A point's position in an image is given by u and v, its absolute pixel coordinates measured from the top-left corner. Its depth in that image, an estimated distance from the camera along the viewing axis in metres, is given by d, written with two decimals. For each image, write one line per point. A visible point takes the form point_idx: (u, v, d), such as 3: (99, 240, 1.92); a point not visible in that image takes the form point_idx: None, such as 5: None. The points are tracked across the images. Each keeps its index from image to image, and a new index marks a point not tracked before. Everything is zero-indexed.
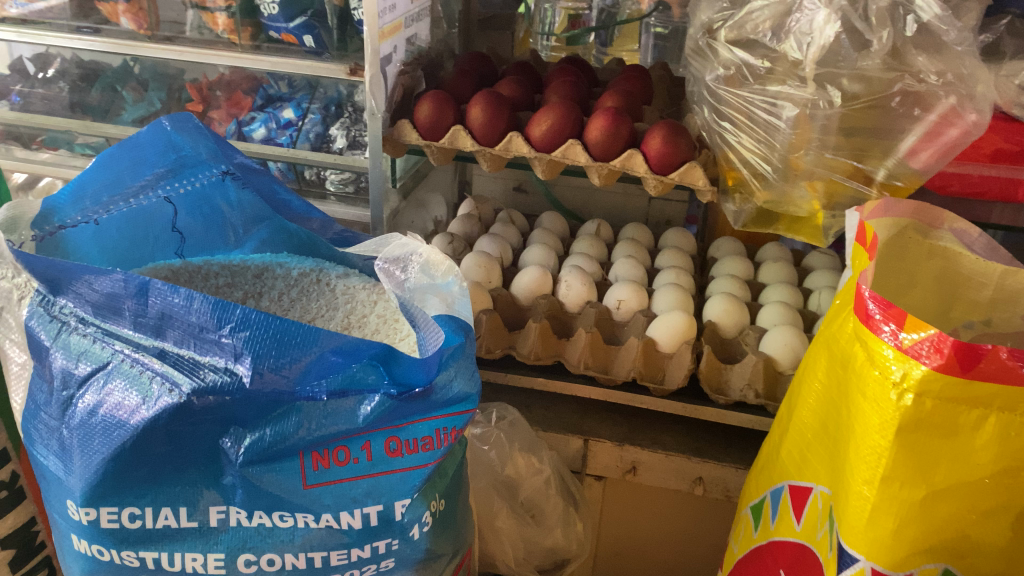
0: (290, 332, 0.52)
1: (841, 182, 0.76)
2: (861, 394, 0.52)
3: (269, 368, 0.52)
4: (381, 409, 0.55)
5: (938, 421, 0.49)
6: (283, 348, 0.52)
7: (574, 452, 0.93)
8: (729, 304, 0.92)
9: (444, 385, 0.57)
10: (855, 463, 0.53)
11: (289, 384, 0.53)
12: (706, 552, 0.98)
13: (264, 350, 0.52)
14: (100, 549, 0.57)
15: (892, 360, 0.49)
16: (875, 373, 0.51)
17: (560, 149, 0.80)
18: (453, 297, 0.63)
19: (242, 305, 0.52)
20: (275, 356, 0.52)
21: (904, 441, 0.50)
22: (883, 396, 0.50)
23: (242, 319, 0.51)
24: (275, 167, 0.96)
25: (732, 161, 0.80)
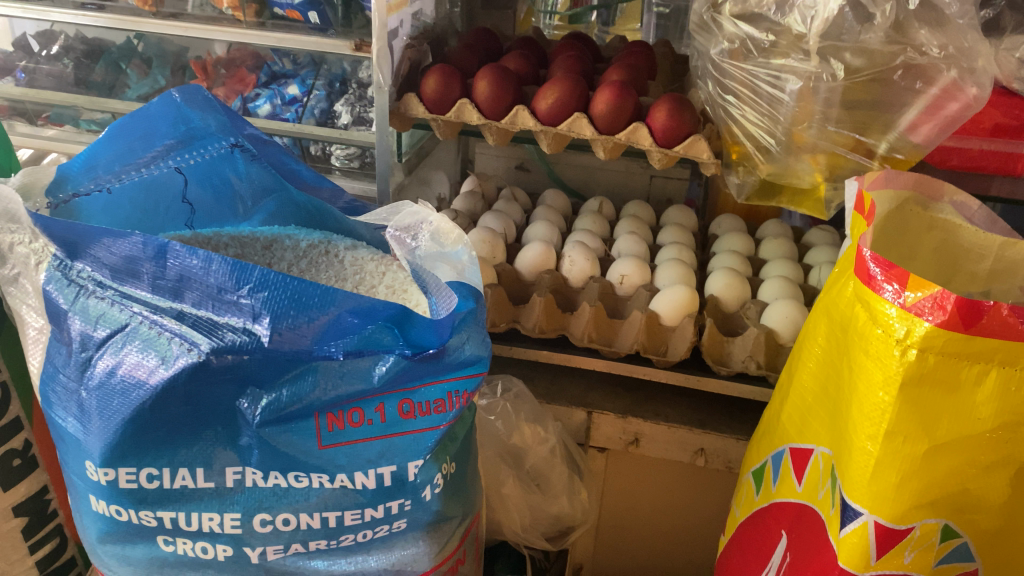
0: (307, 293, 0.53)
1: (844, 156, 0.77)
2: (864, 353, 0.54)
3: (287, 328, 0.53)
4: (397, 369, 0.56)
5: (940, 376, 0.50)
6: (301, 308, 0.53)
7: (577, 424, 0.94)
8: (731, 279, 0.93)
9: (457, 347, 0.58)
10: (858, 420, 0.55)
11: (306, 343, 0.54)
12: (706, 524, 1.00)
13: (283, 310, 0.53)
14: (118, 509, 0.58)
15: (895, 318, 0.51)
16: (878, 332, 0.52)
17: (565, 123, 0.81)
18: (463, 265, 0.64)
19: (260, 267, 0.53)
20: (295, 316, 0.53)
21: (906, 396, 0.51)
22: (886, 352, 0.51)
23: (260, 280, 0.53)
24: (281, 142, 0.97)
25: (735, 135, 0.81)
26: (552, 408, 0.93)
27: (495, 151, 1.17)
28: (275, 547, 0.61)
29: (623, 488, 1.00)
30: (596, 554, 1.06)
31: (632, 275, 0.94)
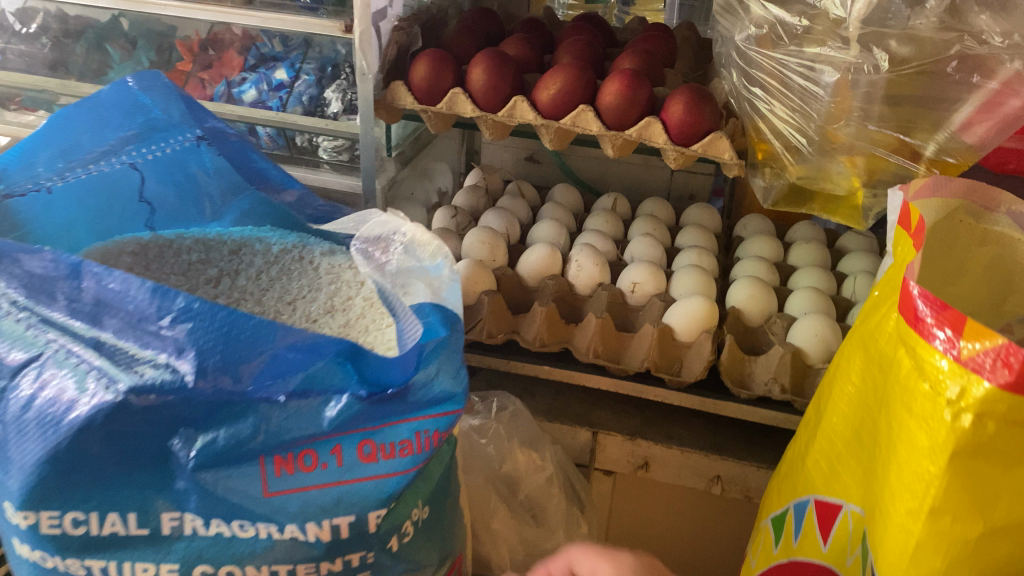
0: (238, 327, 0.46)
1: (884, 157, 0.67)
2: (908, 410, 0.45)
3: (216, 366, 0.45)
4: (350, 413, 0.48)
5: (1001, 447, 0.41)
6: (233, 342, 0.46)
7: (582, 444, 0.86)
8: (755, 289, 0.84)
9: (423, 383, 0.51)
10: (898, 488, 0.46)
11: (240, 385, 0.46)
12: (721, 555, 0.92)
13: (210, 346, 0.45)
14: (42, 555, 0.49)
15: (947, 374, 0.42)
16: (925, 387, 0.43)
17: (569, 116, 0.72)
18: (440, 282, 0.56)
19: (185, 293, 0.45)
20: (225, 350, 0.45)
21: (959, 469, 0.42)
22: (935, 414, 0.42)
23: (184, 309, 0.44)
24: (264, 132, 0.89)
25: (761, 132, 0.72)
26: (553, 427, 0.86)
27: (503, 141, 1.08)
28: None
29: (631, 514, 0.91)
30: None
31: (644, 283, 0.86)
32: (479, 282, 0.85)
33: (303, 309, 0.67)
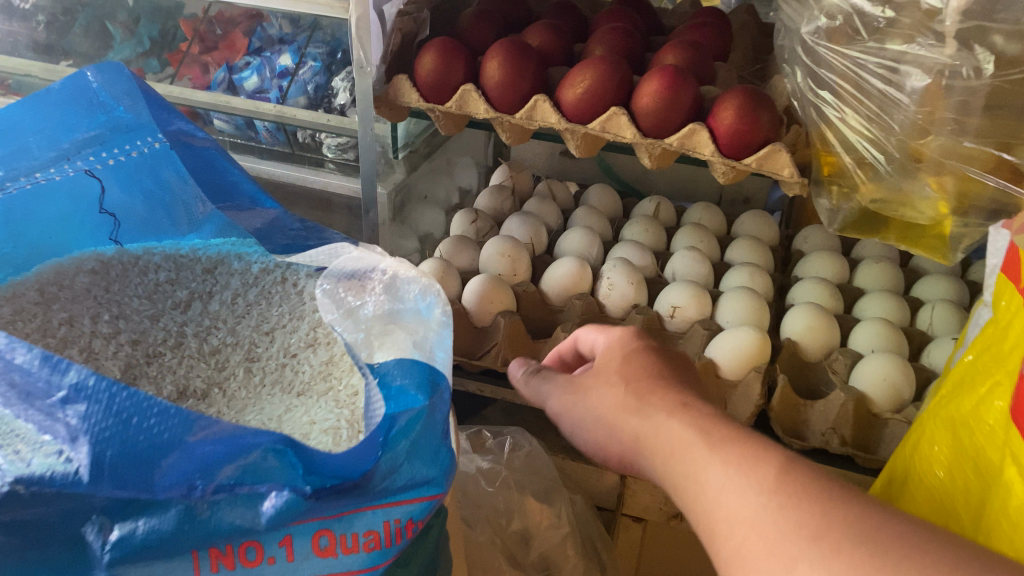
0: (143, 409, 0.35)
1: (979, 179, 0.55)
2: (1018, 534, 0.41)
3: (117, 458, 0.34)
4: (289, 514, 0.37)
5: None
6: (135, 432, 0.34)
7: (608, 487, 0.76)
8: (814, 319, 0.73)
9: (388, 473, 0.40)
10: None
11: (146, 482, 0.35)
12: None
13: (111, 431, 0.34)
14: None
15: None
16: None
17: (598, 120, 0.61)
18: (429, 331, 0.46)
19: (79, 363, 0.35)
20: (129, 438, 0.34)
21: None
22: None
23: (78, 385, 0.34)
24: (263, 125, 0.79)
25: (829, 143, 0.60)
26: (577, 466, 0.76)
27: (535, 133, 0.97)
28: None
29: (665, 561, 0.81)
30: None
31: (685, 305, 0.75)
32: (496, 302, 0.75)
33: (281, 341, 0.59)
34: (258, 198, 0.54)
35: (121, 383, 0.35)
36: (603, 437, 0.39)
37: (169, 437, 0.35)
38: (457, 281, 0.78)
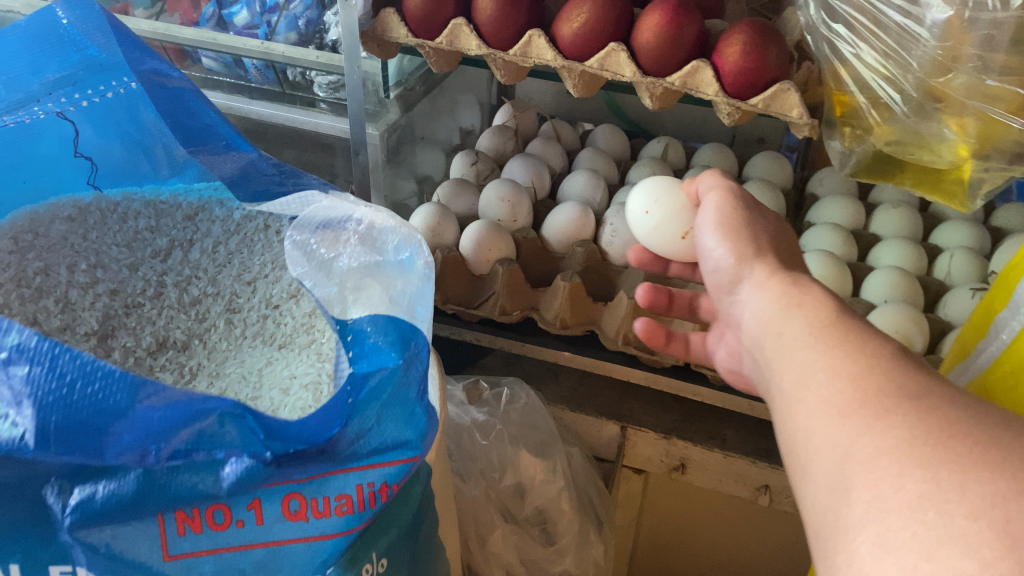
0: (87, 372, 0.32)
1: (1002, 120, 0.51)
2: None
3: (60, 423, 0.32)
4: (248, 480, 0.36)
5: None
6: (78, 399, 0.32)
7: (608, 439, 0.74)
8: (826, 268, 0.70)
9: (358, 436, 0.39)
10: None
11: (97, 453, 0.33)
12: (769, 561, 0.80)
13: (51, 400, 0.32)
14: None
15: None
16: None
17: (596, 58, 0.57)
18: (404, 286, 0.44)
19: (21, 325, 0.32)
20: (71, 410, 0.32)
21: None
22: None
23: (19, 347, 0.32)
24: (251, 63, 0.76)
25: (842, 81, 0.56)
26: (576, 418, 0.74)
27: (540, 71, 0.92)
28: None
29: (665, 512, 0.80)
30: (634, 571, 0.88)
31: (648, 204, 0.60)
32: (494, 250, 0.72)
33: (263, 292, 0.57)
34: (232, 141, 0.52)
35: (65, 346, 0.33)
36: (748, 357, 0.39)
37: (117, 402, 0.33)
38: (455, 227, 0.75)
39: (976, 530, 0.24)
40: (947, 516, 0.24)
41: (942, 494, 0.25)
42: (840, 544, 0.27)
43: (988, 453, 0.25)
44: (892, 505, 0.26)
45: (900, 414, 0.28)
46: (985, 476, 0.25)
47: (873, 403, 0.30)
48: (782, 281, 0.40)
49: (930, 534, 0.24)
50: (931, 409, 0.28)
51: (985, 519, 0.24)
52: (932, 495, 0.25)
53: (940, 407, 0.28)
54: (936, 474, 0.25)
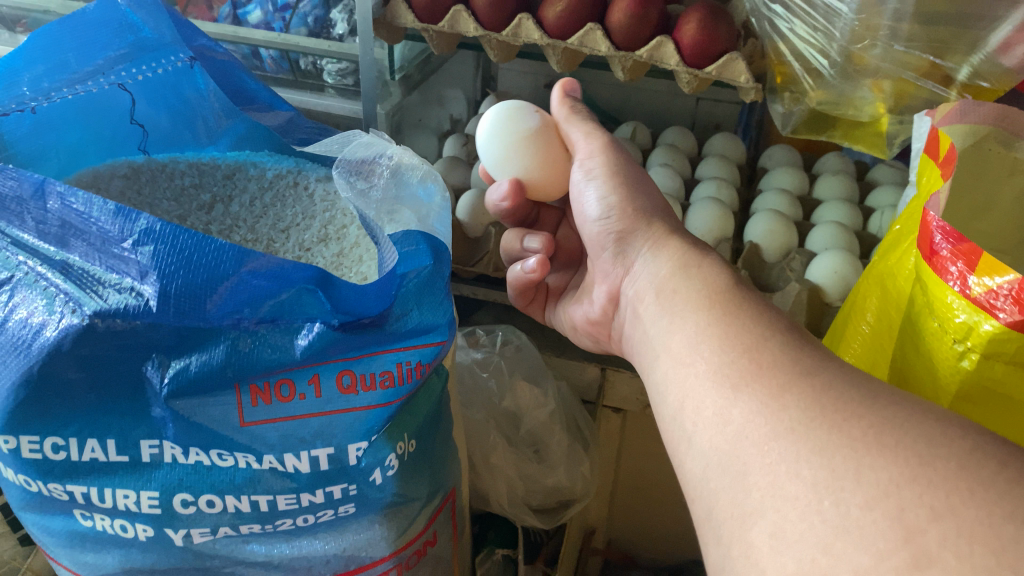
0: (201, 248, 0.43)
1: (913, 82, 0.66)
2: (922, 340, 0.48)
3: (179, 290, 0.43)
4: (323, 343, 0.47)
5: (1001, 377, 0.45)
6: (194, 268, 0.43)
7: (589, 380, 0.84)
8: (774, 223, 0.81)
9: (401, 315, 0.49)
10: (931, 334, 0.47)
11: (205, 314, 0.44)
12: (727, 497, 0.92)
13: (173, 269, 0.43)
14: (32, 443, 0.50)
15: (959, 310, 0.44)
16: (935, 323, 0.47)
17: (576, 37, 0.68)
18: (431, 210, 0.54)
19: (148, 213, 0.43)
20: (189, 277, 0.43)
21: (971, 405, 0.47)
22: (944, 349, 0.46)
23: (146, 230, 0.42)
24: (268, 53, 0.86)
25: (782, 55, 0.68)
26: (562, 363, 0.84)
27: (520, 67, 1.03)
28: (202, 530, 0.53)
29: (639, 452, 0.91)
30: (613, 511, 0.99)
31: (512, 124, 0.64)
32: (487, 214, 0.82)
33: (296, 238, 0.64)
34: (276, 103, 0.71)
35: (183, 228, 0.43)
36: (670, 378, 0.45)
37: (224, 268, 0.43)
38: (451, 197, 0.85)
39: (871, 518, 0.30)
40: (843, 505, 0.31)
41: (838, 484, 0.32)
42: (743, 529, 0.34)
43: (882, 440, 0.33)
44: (791, 493, 0.33)
45: (792, 412, 0.36)
46: (875, 463, 0.32)
47: (771, 402, 0.37)
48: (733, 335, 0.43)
49: (826, 523, 0.31)
50: (835, 407, 0.36)
51: (879, 509, 0.31)
52: (830, 485, 0.32)
53: (839, 405, 0.36)
54: (833, 461, 0.33)
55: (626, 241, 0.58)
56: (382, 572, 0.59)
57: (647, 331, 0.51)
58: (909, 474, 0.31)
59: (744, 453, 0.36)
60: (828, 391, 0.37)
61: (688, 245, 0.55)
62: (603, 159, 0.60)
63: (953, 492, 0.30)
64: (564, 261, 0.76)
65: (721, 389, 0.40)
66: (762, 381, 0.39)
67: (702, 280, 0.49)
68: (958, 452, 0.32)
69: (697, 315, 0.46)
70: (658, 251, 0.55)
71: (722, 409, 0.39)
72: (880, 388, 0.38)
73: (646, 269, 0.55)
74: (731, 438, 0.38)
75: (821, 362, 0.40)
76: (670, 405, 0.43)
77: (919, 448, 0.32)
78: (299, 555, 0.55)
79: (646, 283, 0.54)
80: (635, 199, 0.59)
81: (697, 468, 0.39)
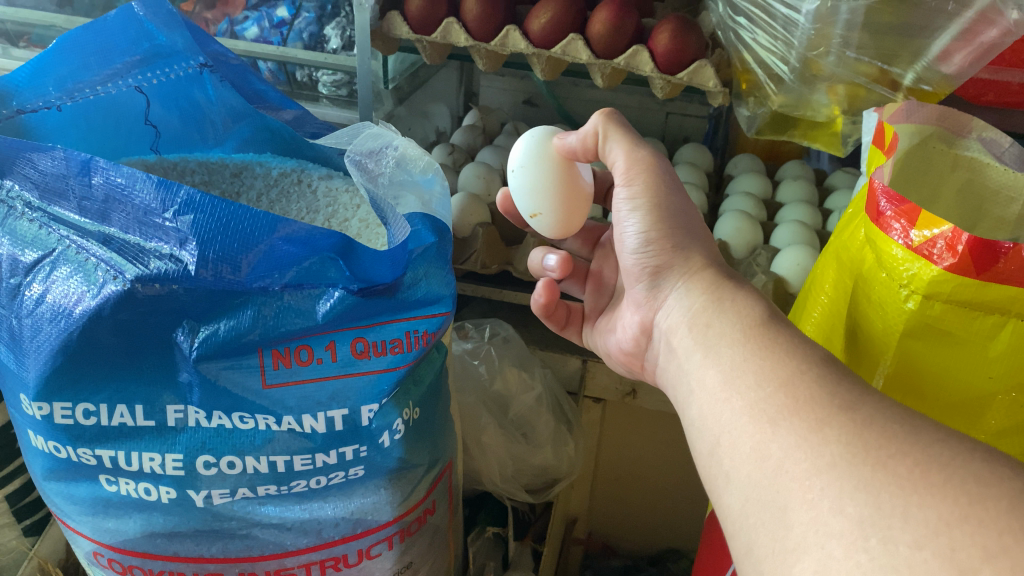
0: (237, 218, 0.49)
1: (865, 87, 0.73)
2: (873, 298, 0.55)
3: (215, 256, 0.49)
4: (342, 307, 0.52)
5: (946, 322, 0.51)
6: (230, 235, 0.49)
7: (571, 371, 0.89)
8: (741, 223, 0.87)
9: (412, 284, 0.55)
10: (879, 287, 0.54)
11: (239, 276, 0.50)
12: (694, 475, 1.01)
13: (211, 236, 0.49)
14: (63, 408, 0.53)
15: (902, 260, 0.51)
16: (884, 276, 0.53)
17: (559, 47, 0.74)
18: (432, 196, 0.59)
19: (187, 186, 0.49)
20: (224, 243, 0.49)
21: (917, 342, 0.53)
22: (892, 296, 0.53)
23: (186, 200, 0.49)
24: (266, 66, 0.91)
25: (747, 62, 0.76)
26: (546, 355, 0.89)
27: (501, 84, 1.09)
28: (221, 491, 0.56)
29: (618, 442, 1.00)
30: (592, 500, 1.08)
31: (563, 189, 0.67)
32: (474, 215, 0.87)
33: None
34: (285, 102, 0.76)
35: (218, 199, 0.49)
36: (706, 412, 0.44)
37: (259, 235, 0.49)
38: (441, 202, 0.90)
39: (921, 557, 0.31)
40: (891, 543, 0.31)
41: (886, 521, 0.32)
42: (785, 565, 0.35)
43: (930, 479, 0.33)
44: (835, 529, 0.33)
45: (833, 447, 0.36)
46: (923, 502, 0.32)
47: (810, 436, 0.37)
48: (766, 369, 0.43)
49: (874, 562, 0.31)
50: (878, 444, 0.35)
51: (929, 548, 0.31)
52: (877, 523, 0.32)
53: (883, 441, 0.36)
54: (878, 499, 0.33)
55: (661, 276, 0.56)
56: (386, 536, 0.63)
57: (680, 365, 0.50)
58: (959, 513, 0.31)
59: (784, 488, 0.37)
60: (870, 425, 0.37)
61: (721, 278, 0.53)
62: (641, 186, 0.57)
63: (1005, 532, 0.30)
64: (597, 281, 0.74)
65: (757, 424, 0.40)
66: (801, 415, 0.39)
67: (735, 313, 0.49)
68: (1008, 490, 0.32)
69: (731, 349, 0.46)
70: (692, 285, 0.54)
71: (759, 444, 0.39)
72: (921, 422, 0.37)
73: (680, 303, 0.54)
74: (768, 472, 0.38)
75: (858, 397, 0.39)
76: (706, 442, 0.43)
77: (968, 486, 0.32)
78: (312, 517, 0.59)
79: (680, 318, 0.53)
80: (676, 233, 0.56)
81: (735, 503, 0.39)
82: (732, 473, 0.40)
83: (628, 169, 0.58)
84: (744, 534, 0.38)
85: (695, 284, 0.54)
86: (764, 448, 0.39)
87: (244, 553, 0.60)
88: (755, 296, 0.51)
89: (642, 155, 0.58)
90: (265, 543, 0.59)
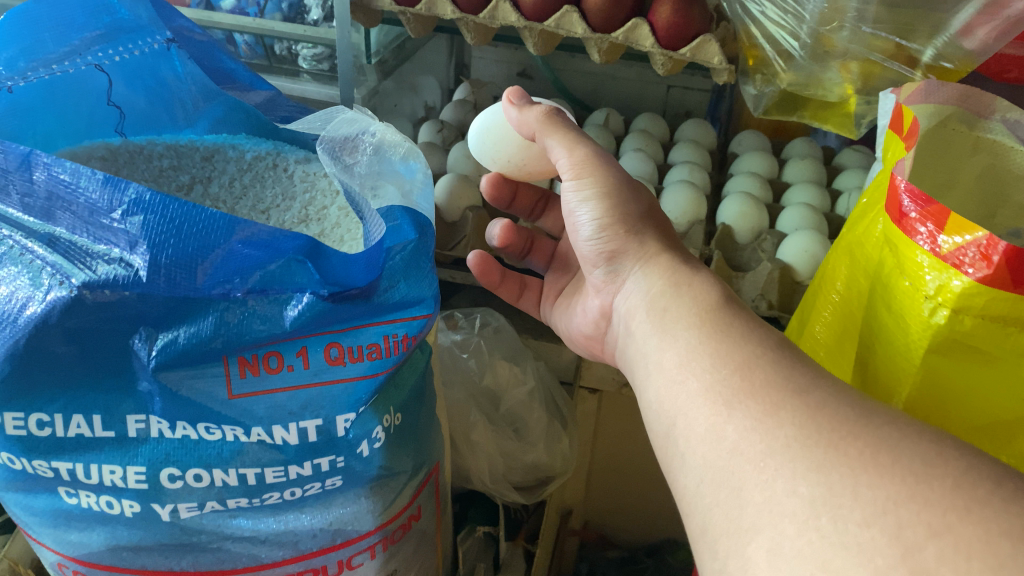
0: (191, 219, 0.45)
1: (879, 63, 0.68)
2: (892, 304, 0.51)
3: (170, 260, 0.45)
4: (312, 313, 0.48)
5: (976, 336, 0.47)
6: (185, 237, 0.45)
7: (566, 361, 0.86)
8: (746, 206, 0.82)
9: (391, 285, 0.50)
10: (902, 296, 0.50)
11: (194, 283, 0.46)
12: None
13: (163, 239, 0.44)
14: (14, 418, 0.48)
15: (928, 269, 0.47)
16: (907, 283, 0.49)
17: (552, 19, 0.69)
18: (413, 185, 0.55)
19: (137, 183, 0.45)
20: (178, 247, 0.45)
21: (941, 357, 0.50)
22: (915, 306, 0.49)
23: (136, 200, 0.44)
24: (242, 39, 0.86)
25: (754, 38, 0.71)
26: (540, 344, 0.86)
27: (494, 55, 1.04)
28: (188, 505, 0.52)
29: (618, 435, 0.97)
30: (590, 490, 1.05)
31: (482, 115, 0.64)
32: (465, 198, 0.82)
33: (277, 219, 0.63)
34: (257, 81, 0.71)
35: (170, 197, 0.45)
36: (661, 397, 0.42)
37: (217, 237, 0.45)
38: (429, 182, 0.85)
39: (870, 535, 0.30)
40: (841, 522, 0.31)
41: (836, 500, 0.31)
42: (738, 544, 0.33)
43: (879, 458, 0.32)
44: (788, 507, 0.32)
45: (787, 429, 0.35)
46: (873, 482, 0.31)
47: (765, 418, 0.36)
48: (729, 353, 0.41)
49: (824, 539, 0.30)
50: (831, 426, 0.34)
51: (877, 526, 0.30)
52: (828, 501, 0.31)
53: (835, 424, 0.35)
54: (830, 478, 0.32)
55: (617, 259, 0.54)
56: (367, 545, 0.60)
57: (638, 348, 0.48)
58: (906, 492, 0.31)
59: (739, 468, 0.35)
60: (824, 410, 0.36)
61: (678, 262, 0.52)
62: (592, 178, 0.54)
63: (950, 510, 0.29)
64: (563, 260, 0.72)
65: (713, 405, 0.38)
66: (757, 398, 0.37)
67: (694, 296, 0.47)
68: (952, 470, 0.31)
69: (688, 332, 0.44)
70: (650, 269, 0.52)
71: (715, 425, 0.37)
72: (878, 407, 0.36)
73: (637, 286, 0.51)
74: (726, 452, 0.36)
75: (814, 381, 0.38)
76: (661, 424, 0.42)
77: (915, 466, 0.32)
78: (287, 529, 0.55)
79: (638, 300, 0.51)
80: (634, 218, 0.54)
81: (689, 482, 0.38)
82: (693, 470, 0.38)
83: (574, 163, 0.54)
84: (699, 514, 0.36)
85: (685, 281, 0.49)
86: (718, 426, 0.37)
87: (216, 567, 0.56)
88: (714, 280, 0.49)
89: (586, 147, 0.55)
90: (237, 556, 0.56)
